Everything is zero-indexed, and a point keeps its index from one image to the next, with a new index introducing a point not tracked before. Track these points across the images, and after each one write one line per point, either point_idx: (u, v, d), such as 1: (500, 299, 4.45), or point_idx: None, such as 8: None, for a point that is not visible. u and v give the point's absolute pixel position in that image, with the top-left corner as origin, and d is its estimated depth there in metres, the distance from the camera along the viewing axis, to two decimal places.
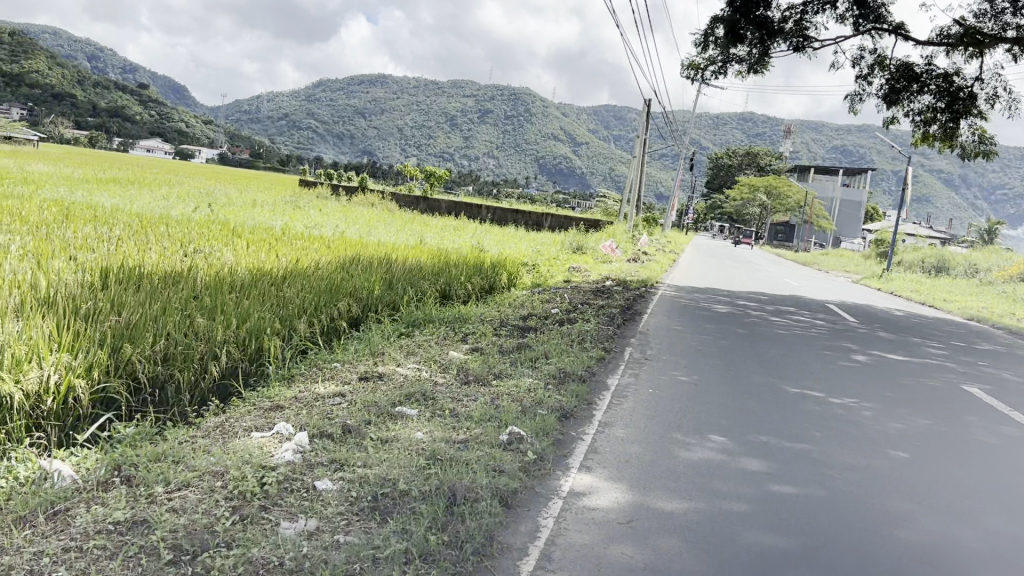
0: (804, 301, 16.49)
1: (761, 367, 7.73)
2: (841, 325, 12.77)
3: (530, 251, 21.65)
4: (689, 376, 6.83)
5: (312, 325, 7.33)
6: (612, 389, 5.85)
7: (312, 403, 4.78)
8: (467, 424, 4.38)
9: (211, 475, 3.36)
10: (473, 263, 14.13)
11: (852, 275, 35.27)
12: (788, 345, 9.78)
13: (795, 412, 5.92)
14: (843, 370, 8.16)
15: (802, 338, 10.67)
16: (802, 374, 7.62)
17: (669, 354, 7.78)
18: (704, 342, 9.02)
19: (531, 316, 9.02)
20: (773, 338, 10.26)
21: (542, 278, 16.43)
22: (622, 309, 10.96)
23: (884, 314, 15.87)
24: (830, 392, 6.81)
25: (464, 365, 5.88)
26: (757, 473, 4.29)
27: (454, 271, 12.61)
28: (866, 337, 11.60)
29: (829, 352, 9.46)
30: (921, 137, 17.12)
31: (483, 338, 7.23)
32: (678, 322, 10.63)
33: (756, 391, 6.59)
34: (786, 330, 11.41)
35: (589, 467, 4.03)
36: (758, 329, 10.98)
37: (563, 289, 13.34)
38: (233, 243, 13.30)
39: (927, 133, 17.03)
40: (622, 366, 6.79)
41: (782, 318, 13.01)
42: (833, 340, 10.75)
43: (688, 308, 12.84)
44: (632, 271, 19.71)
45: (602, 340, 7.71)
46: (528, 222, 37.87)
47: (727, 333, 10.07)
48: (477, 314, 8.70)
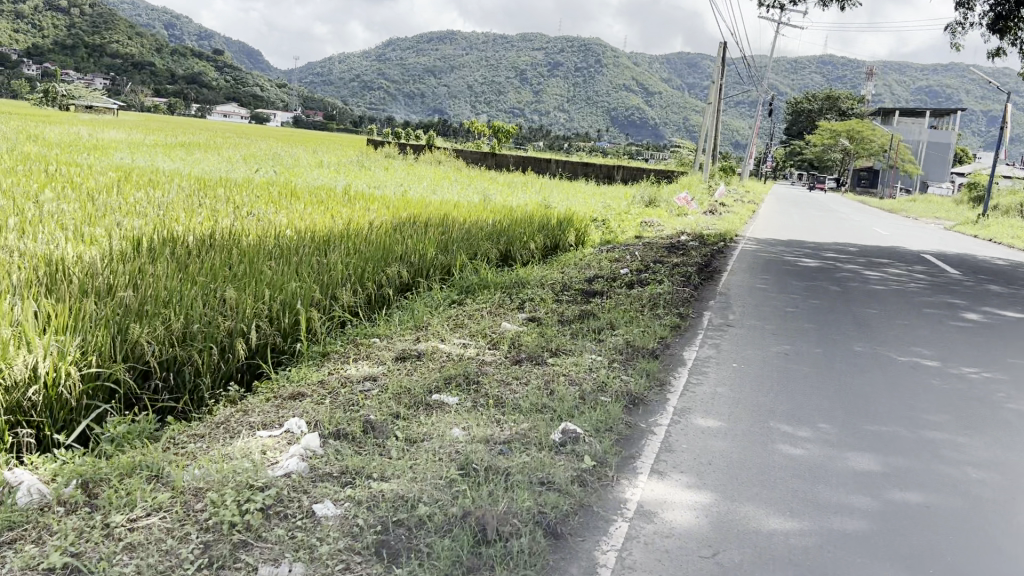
0: (899, 252, 15.22)
1: (861, 331, 6.80)
2: (944, 278, 11.59)
3: (600, 206, 20.72)
4: (778, 346, 5.96)
5: (356, 293, 6.72)
6: (690, 365, 5.05)
7: (337, 390, 4.13)
8: (513, 417, 3.66)
9: (189, 496, 2.74)
10: (539, 221, 13.36)
11: (946, 221, 33.23)
12: (888, 302, 8.76)
13: (908, 389, 5.02)
14: (957, 332, 7.15)
15: (902, 294, 9.61)
16: (909, 338, 6.66)
17: (753, 319, 6.91)
18: (793, 303, 8.08)
19: (598, 278, 8.23)
20: (869, 295, 9.25)
21: (613, 235, 15.55)
22: (700, 267, 10.06)
23: (989, 264, 14.52)
24: (947, 361, 5.86)
25: (518, 339, 5.16)
26: (872, 475, 3.47)
27: (518, 230, 11.88)
28: (976, 290, 10.43)
29: (937, 309, 8.41)
30: None
31: (542, 306, 6.48)
32: (762, 280, 9.69)
33: (859, 361, 5.69)
34: (883, 285, 10.34)
35: (663, 472, 3.27)
36: (852, 286, 9.95)
37: (635, 246, 12.47)
38: (288, 205, 12.81)
39: None
40: (700, 336, 5.97)
41: (876, 271, 11.89)
42: (938, 295, 9.66)
43: (771, 263, 11.83)
44: (710, 224, 18.65)
45: (678, 304, 6.89)
46: (599, 175, 36.73)
47: (818, 291, 9.09)
48: (538, 278, 7.95)
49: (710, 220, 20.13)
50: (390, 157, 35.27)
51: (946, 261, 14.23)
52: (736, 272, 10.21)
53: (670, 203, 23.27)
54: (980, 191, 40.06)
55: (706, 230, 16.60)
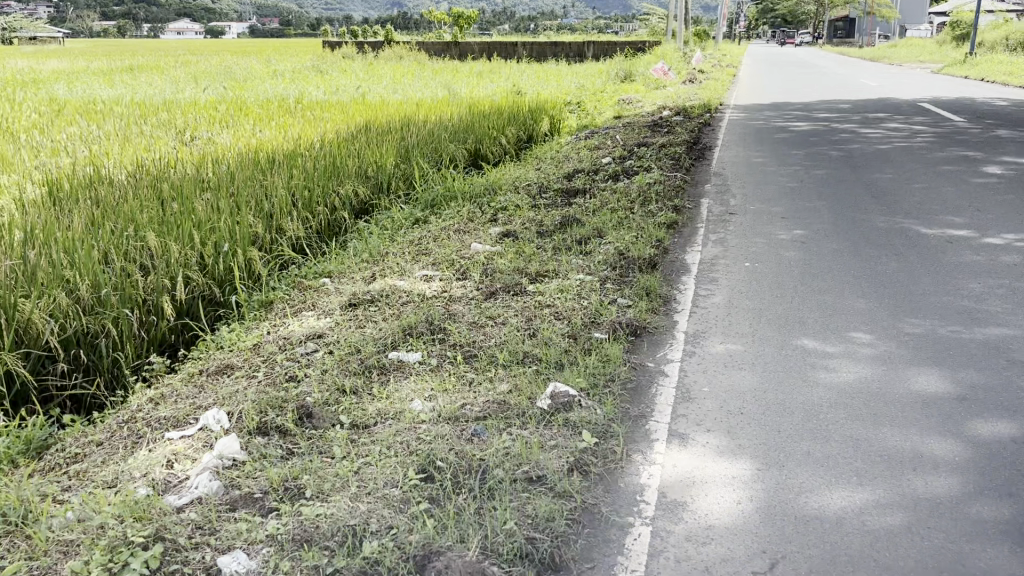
0: (894, 104, 14.29)
1: (878, 202, 6.02)
2: (948, 128, 10.77)
3: (574, 88, 19.59)
4: (790, 232, 5.19)
5: (306, 222, 5.88)
6: (694, 271, 4.31)
7: (274, 357, 3.38)
8: (489, 376, 2.93)
9: (55, 558, 2.02)
10: (509, 112, 12.38)
11: (932, 65, 32.04)
12: (898, 163, 7.96)
13: (950, 272, 4.29)
14: (982, 191, 6.41)
15: (910, 151, 8.79)
16: (934, 206, 5.88)
17: (757, 203, 6.12)
18: (795, 177, 7.27)
19: (577, 173, 7.39)
20: (875, 157, 8.44)
21: (590, 118, 14.57)
22: (689, 146, 9.20)
23: (991, 107, 13.64)
24: (985, 231, 5.10)
25: (491, 263, 4.38)
26: (943, 402, 2.76)
27: (487, 124, 10.94)
28: (988, 139, 9.60)
29: (953, 166, 7.61)
30: None
31: (518, 217, 5.68)
32: (757, 152, 8.84)
33: (885, 241, 4.93)
34: (886, 144, 9.51)
35: (685, 434, 2.55)
36: (854, 148, 9.12)
37: (615, 130, 11.55)
38: (235, 122, 11.79)
39: None
40: (700, 232, 5.21)
41: (875, 128, 11.04)
42: (949, 149, 8.84)
43: (763, 131, 10.94)
44: (691, 94, 17.63)
45: (672, 196, 6.08)
46: (569, 54, 35.18)
47: (819, 159, 8.27)
48: (511, 180, 7.10)
49: (690, 90, 19.06)
50: (350, 58, 33.61)
51: (946, 109, 13.34)
52: (728, 147, 9.35)
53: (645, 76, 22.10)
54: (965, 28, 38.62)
55: (688, 102, 15.61)
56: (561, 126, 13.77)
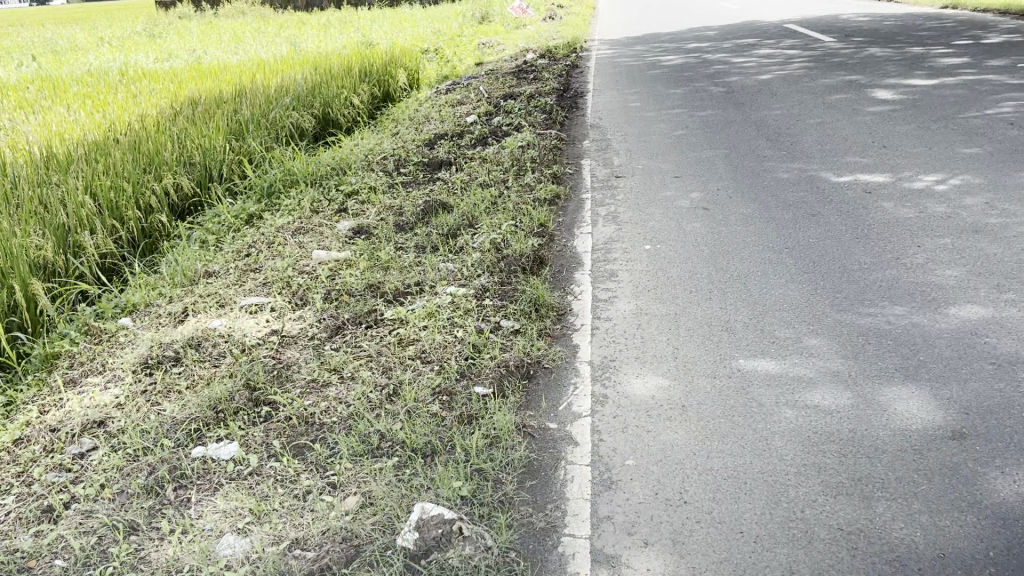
0: (761, 27, 13.88)
1: (776, 146, 5.39)
2: (822, 49, 10.36)
3: (429, 33, 18.44)
4: (689, 196, 4.50)
5: (112, 233, 4.77)
6: (588, 266, 3.55)
7: (34, 468, 2.42)
8: (330, 482, 2.09)
9: None
10: (359, 68, 11.28)
11: None
12: (782, 95, 7.40)
13: (882, 233, 3.66)
14: (881, 122, 5.88)
15: (790, 80, 8.27)
16: (837, 145, 5.30)
17: (645, 159, 5.41)
18: (679, 121, 6.60)
19: (438, 138, 6.51)
20: (756, 90, 7.87)
21: (450, 67, 13.58)
22: (558, 94, 8.43)
23: (855, 24, 13.37)
24: (901, 172, 4.53)
25: (339, 280, 3.49)
26: (941, 445, 2.06)
27: (334, 86, 9.86)
28: (863, 59, 9.20)
29: (840, 95, 7.10)
30: None
31: (372, 204, 4.77)
32: (633, 95, 8.14)
33: (797, 197, 4.29)
34: (764, 73, 8.98)
35: (615, 559, 1.77)
36: (732, 80, 8.53)
37: (478, 80, 10.65)
38: (44, 104, 10.23)
39: None
40: (587, 207, 4.45)
41: (748, 56, 10.52)
42: (829, 74, 8.37)
43: (633, 69, 10.27)
44: (553, 32, 16.82)
45: (549, 161, 5.31)
46: None
47: (699, 98, 7.63)
48: (363, 153, 6.15)
49: (551, 27, 18.22)
50: (187, 18, 31.17)
51: (813, 29, 12.99)
52: (601, 91, 8.62)
53: (503, 16, 21.12)
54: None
55: (551, 41, 14.79)
56: (419, 79, 12.75)
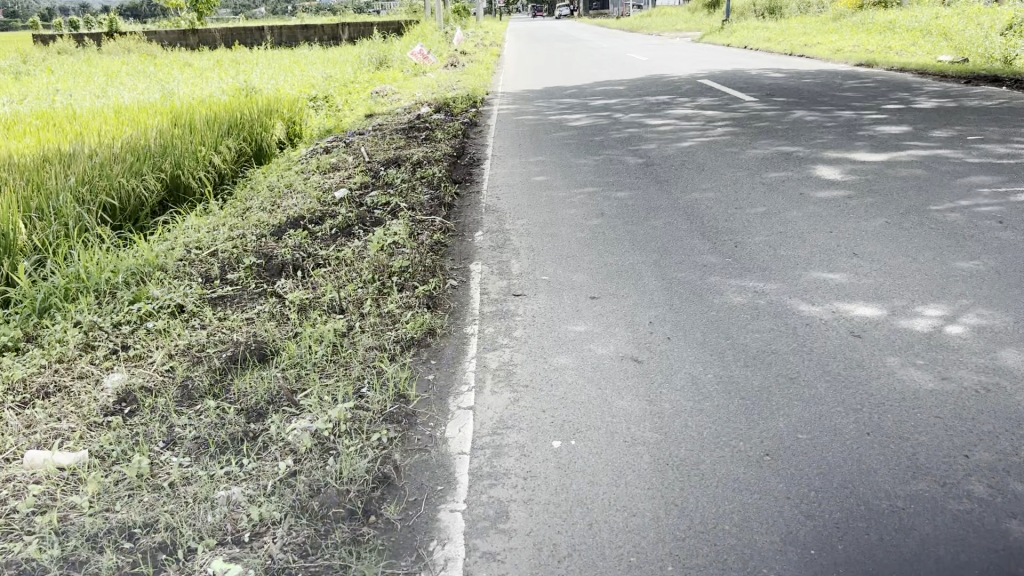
0: (673, 82, 13.03)
1: (718, 250, 4.22)
2: (743, 111, 9.46)
3: (320, 79, 17.02)
4: (612, 332, 3.24)
5: None
6: (463, 490, 2.23)
7: None
8: None
9: None
10: (224, 122, 9.84)
11: (690, 33, 32.21)
12: (712, 169, 6.31)
13: (902, 421, 2.47)
14: (837, 214, 4.81)
15: (716, 149, 7.22)
16: (794, 249, 4.17)
17: (552, 266, 4.16)
18: (592, 205, 5.42)
19: (290, 224, 5.12)
20: (678, 160, 6.78)
21: (336, 119, 12.23)
22: (450, 162, 7.17)
23: (771, 81, 12.63)
24: (892, 305, 3.39)
25: (37, 536, 2.06)
26: None
27: (185, 144, 8.36)
28: (791, 125, 8.27)
29: (780, 171, 6.05)
30: None
31: (166, 342, 3.33)
32: (536, 165, 6.95)
33: (764, 343, 3.08)
34: (684, 139, 7.95)
35: None
36: (650, 148, 7.44)
37: (360, 138, 9.33)
38: None
39: None
40: (471, 350, 3.14)
41: (663, 117, 9.53)
42: (758, 143, 7.36)
43: (537, 130, 9.13)
44: (451, 82, 15.68)
45: (426, 269, 3.98)
46: (321, 37, 32.37)
47: (614, 172, 6.47)
48: (185, 248, 4.70)
49: (450, 75, 17.09)
50: (61, 55, 28.94)
51: (729, 85, 12.18)
52: (500, 158, 7.42)
53: (402, 61, 19.94)
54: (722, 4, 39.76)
55: (449, 92, 13.60)
56: (296, 132, 11.33)
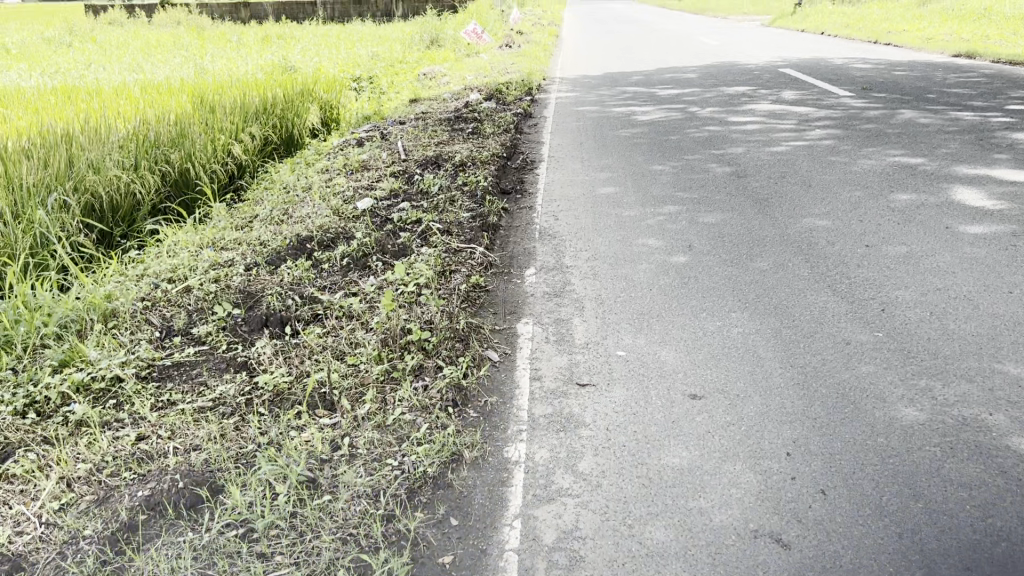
0: (752, 71, 11.74)
1: (861, 321, 3.07)
2: (839, 109, 8.20)
3: (366, 57, 16.01)
4: (731, 475, 2.11)
5: None
6: None
7: None
8: None
9: None
10: (250, 105, 8.87)
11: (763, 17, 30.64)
12: (821, 186, 5.12)
13: None
14: (1009, 261, 3.61)
15: (819, 157, 6.01)
16: (969, 321, 3.00)
17: (630, 333, 3.04)
18: (677, 232, 4.28)
19: (293, 248, 4.05)
20: (774, 171, 5.59)
21: (377, 104, 11.19)
22: (499, 164, 6.06)
23: (862, 72, 11.27)
24: None
25: None
26: None
27: (201, 131, 7.38)
28: (902, 128, 7.01)
29: (909, 192, 4.84)
30: None
31: (71, 452, 2.29)
32: (602, 172, 5.82)
33: (981, 516, 1.92)
34: (777, 142, 6.74)
35: None
36: (738, 153, 6.25)
37: (399, 129, 8.26)
38: None
39: None
40: (514, 500, 2.04)
41: (745, 114, 8.31)
42: (868, 151, 6.14)
43: (601, 125, 7.97)
44: (504, 64, 14.54)
45: (455, 336, 2.89)
46: (375, 13, 31.77)
47: (698, 184, 5.32)
48: (153, 281, 3.66)
49: (504, 57, 15.93)
50: (113, 27, 28.50)
51: (817, 77, 10.86)
52: (558, 160, 6.30)
53: (454, 41, 18.82)
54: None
55: (502, 77, 12.47)
56: (333, 118, 10.33)
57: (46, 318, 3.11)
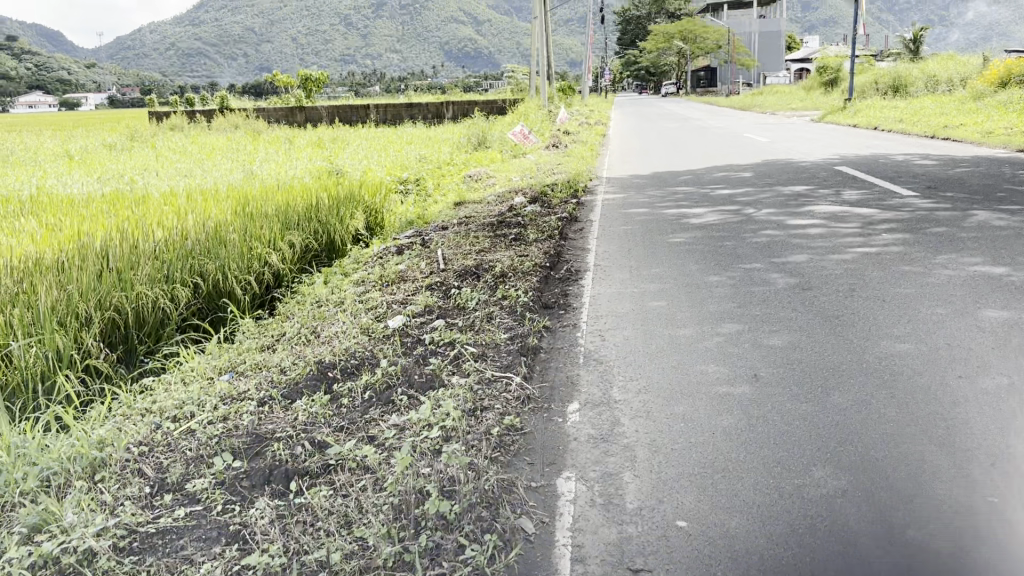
0: (807, 170, 11.40)
1: (969, 481, 2.57)
2: (904, 211, 7.77)
3: (413, 160, 16.07)
4: None
5: None
6: None
7: None
8: None
9: None
10: (292, 211, 8.75)
11: (812, 112, 30.60)
12: (897, 301, 4.65)
13: None
14: None
15: (890, 266, 5.54)
16: None
17: (691, 492, 2.58)
18: (739, 357, 3.83)
19: (313, 377, 3.69)
20: (843, 283, 5.13)
21: (422, 207, 11.06)
22: (542, 274, 5.71)
23: (923, 169, 10.86)
24: None
25: None
26: None
27: (238, 239, 7.21)
28: (977, 232, 6.51)
29: (1000, 309, 4.35)
30: None
31: None
32: (653, 282, 5.42)
33: None
34: (841, 248, 6.30)
35: None
36: (800, 261, 5.81)
37: (441, 234, 8.02)
38: None
39: None
40: None
41: (804, 215, 7.89)
42: (944, 259, 5.67)
43: (651, 229, 7.62)
44: (551, 165, 14.41)
45: (483, 499, 2.47)
46: (427, 115, 32.49)
47: (758, 298, 4.88)
48: (156, 421, 3.30)
49: (551, 158, 15.85)
50: (174, 131, 29.48)
51: (876, 175, 10.47)
52: (606, 269, 5.93)
53: (502, 141, 18.89)
54: (841, 84, 38.00)
55: (549, 178, 12.31)
56: (376, 222, 10.18)
57: (26, 470, 2.74)
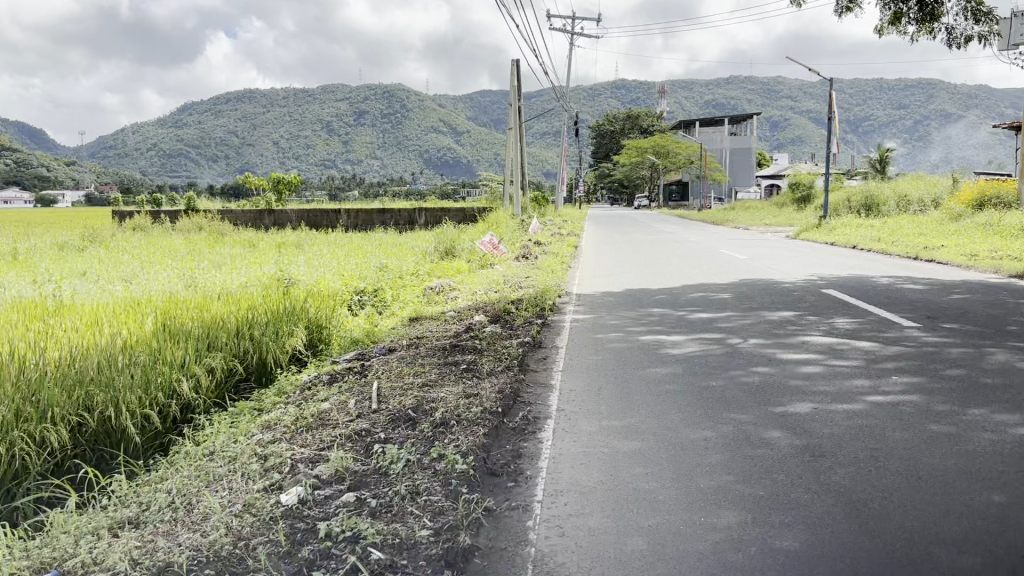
0: (791, 292, 10.59)
1: None
2: (909, 346, 6.88)
3: (373, 268, 15.13)
4: None
5: None
6: None
7: None
8: None
9: None
10: (219, 327, 7.66)
11: (787, 229, 30.41)
12: (936, 479, 3.65)
13: None
14: None
15: (912, 424, 4.57)
16: None
17: None
18: (747, 574, 2.79)
19: None
20: (861, 448, 4.13)
21: (374, 324, 10.02)
22: (493, 422, 4.63)
23: (917, 295, 10.10)
24: None
25: None
26: None
27: (141, 363, 6.10)
28: (1002, 378, 5.61)
29: None
30: (892, 22, 13.50)
31: None
32: (628, 438, 4.38)
33: None
34: (848, 394, 5.33)
35: None
36: (803, 414, 4.82)
37: (385, 360, 6.95)
38: None
39: (899, 16, 13.40)
40: None
41: (798, 349, 6.96)
42: (975, 416, 4.71)
43: (624, 360, 6.62)
44: (519, 278, 13.51)
45: None
46: (398, 221, 31.98)
47: (761, 468, 3.86)
48: None
49: (519, 270, 15.00)
50: (134, 230, 28.56)
51: (867, 300, 9.67)
52: (569, 415, 4.88)
53: (470, 250, 18.07)
54: (815, 201, 38.21)
55: (515, 294, 11.37)
56: (323, 339, 9.10)
57: None
